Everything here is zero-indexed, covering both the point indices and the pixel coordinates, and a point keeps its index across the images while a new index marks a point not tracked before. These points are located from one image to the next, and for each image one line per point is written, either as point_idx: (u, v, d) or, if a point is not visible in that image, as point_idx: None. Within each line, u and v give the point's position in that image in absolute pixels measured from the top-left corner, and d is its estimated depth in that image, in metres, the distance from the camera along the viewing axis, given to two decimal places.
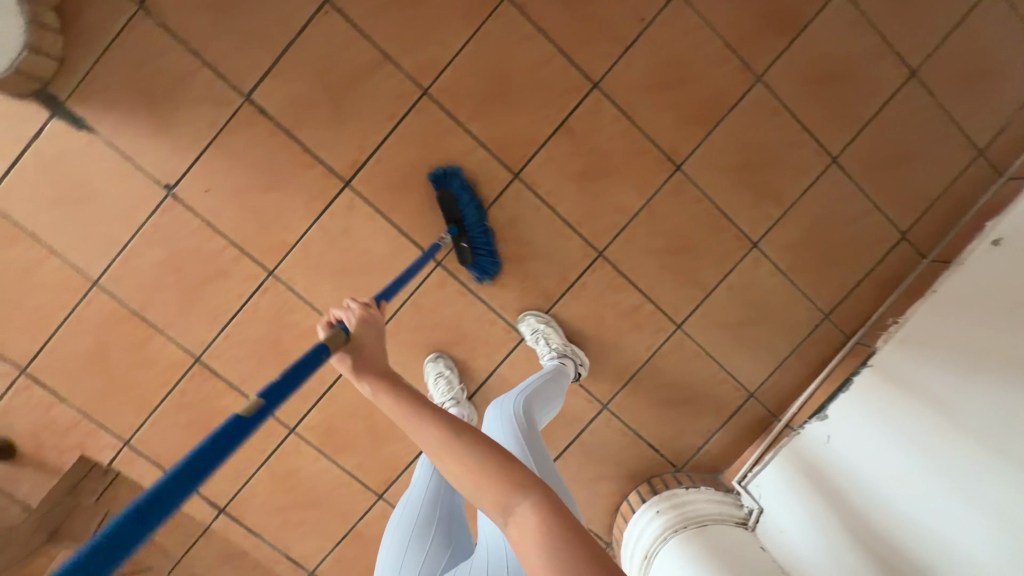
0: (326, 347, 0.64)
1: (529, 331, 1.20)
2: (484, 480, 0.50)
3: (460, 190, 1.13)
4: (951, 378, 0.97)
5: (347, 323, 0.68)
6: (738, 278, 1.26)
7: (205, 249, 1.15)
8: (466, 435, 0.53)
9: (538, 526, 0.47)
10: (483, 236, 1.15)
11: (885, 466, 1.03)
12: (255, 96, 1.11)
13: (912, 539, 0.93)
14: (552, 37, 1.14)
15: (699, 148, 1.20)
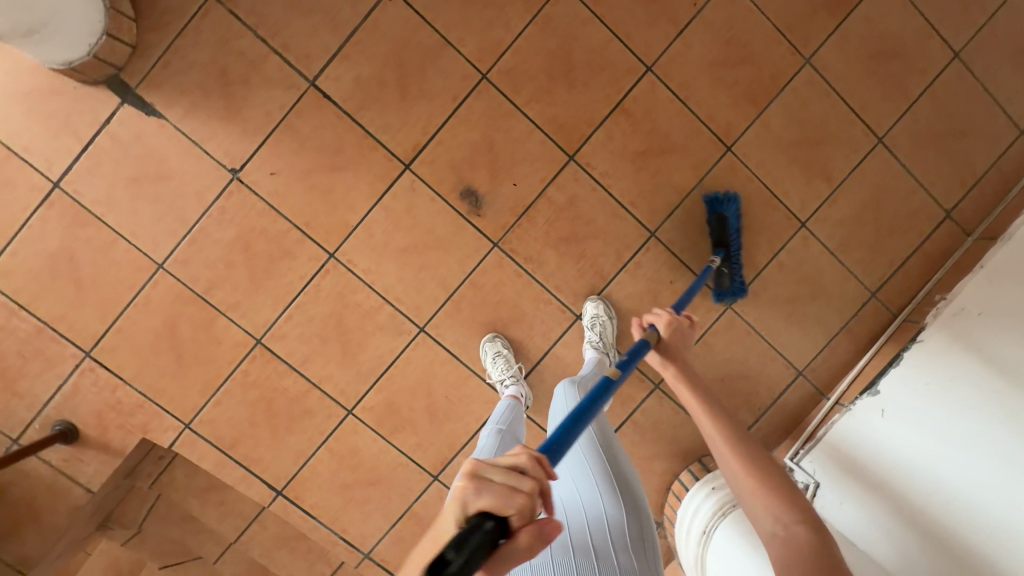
0: (648, 344, 0.90)
1: (588, 316, 1.23)
2: (765, 492, 0.64)
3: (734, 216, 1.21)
4: (1015, 355, 1.02)
5: (658, 326, 0.92)
6: (789, 256, 1.29)
7: (271, 231, 1.19)
8: (762, 458, 0.69)
9: (813, 543, 0.57)
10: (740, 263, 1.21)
11: (933, 439, 1.09)
12: (322, 81, 1.15)
13: (960, 509, 1.02)
14: (608, 21, 1.18)
15: (750, 129, 1.24)
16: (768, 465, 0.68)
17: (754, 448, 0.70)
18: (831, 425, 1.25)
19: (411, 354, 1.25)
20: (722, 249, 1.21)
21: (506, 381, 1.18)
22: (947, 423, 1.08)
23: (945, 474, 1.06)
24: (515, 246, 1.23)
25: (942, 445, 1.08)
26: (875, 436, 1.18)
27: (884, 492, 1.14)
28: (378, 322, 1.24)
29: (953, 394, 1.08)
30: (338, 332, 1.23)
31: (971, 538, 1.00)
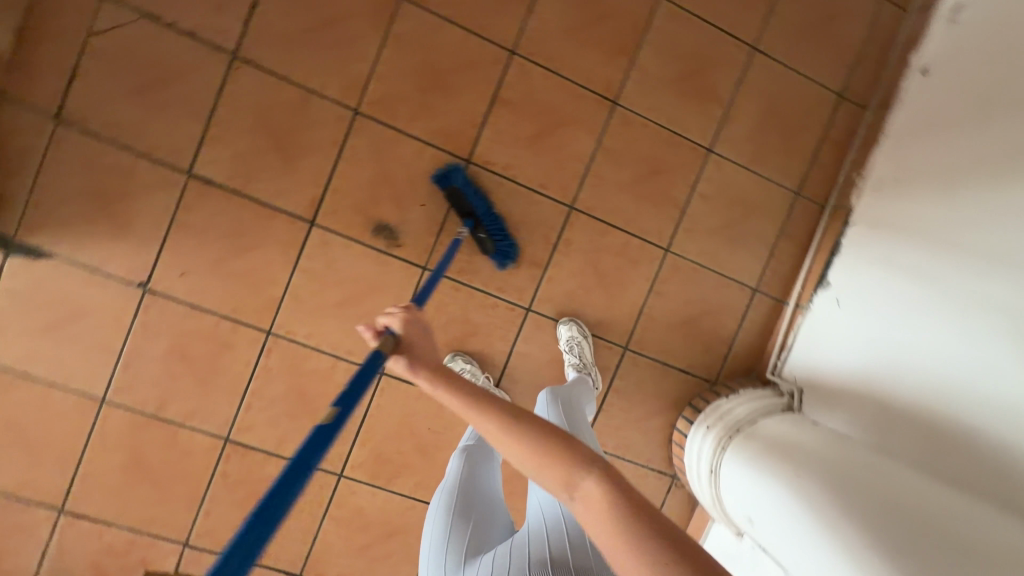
0: (381, 353, 0.71)
1: (565, 335, 1.25)
2: (547, 462, 0.56)
3: (464, 185, 1.16)
4: (937, 202, 1.07)
5: (395, 329, 0.72)
6: (708, 185, 1.30)
7: (202, 329, 1.17)
8: (537, 429, 0.59)
9: (606, 498, 0.52)
10: (497, 224, 1.19)
11: (880, 303, 1.14)
12: (198, 169, 1.13)
13: (905, 364, 1.07)
14: (458, 20, 1.17)
15: (630, 78, 1.24)
16: (541, 429, 0.59)
17: (527, 419, 0.59)
18: (798, 329, 1.31)
19: (381, 399, 1.24)
20: (470, 219, 1.18)
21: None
22: (889, 286, 1.13)
23: (906, 352, 1.07)
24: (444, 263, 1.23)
25: (894, 324, 1.10)
26: (836, 317, 1.23)
27: (868, 387, 1.14)
28: (338, 380, 1.22)
29: (892, 271, 1.13)
30: (302, 403, 1.21)
31: (914, 389, 1.05)
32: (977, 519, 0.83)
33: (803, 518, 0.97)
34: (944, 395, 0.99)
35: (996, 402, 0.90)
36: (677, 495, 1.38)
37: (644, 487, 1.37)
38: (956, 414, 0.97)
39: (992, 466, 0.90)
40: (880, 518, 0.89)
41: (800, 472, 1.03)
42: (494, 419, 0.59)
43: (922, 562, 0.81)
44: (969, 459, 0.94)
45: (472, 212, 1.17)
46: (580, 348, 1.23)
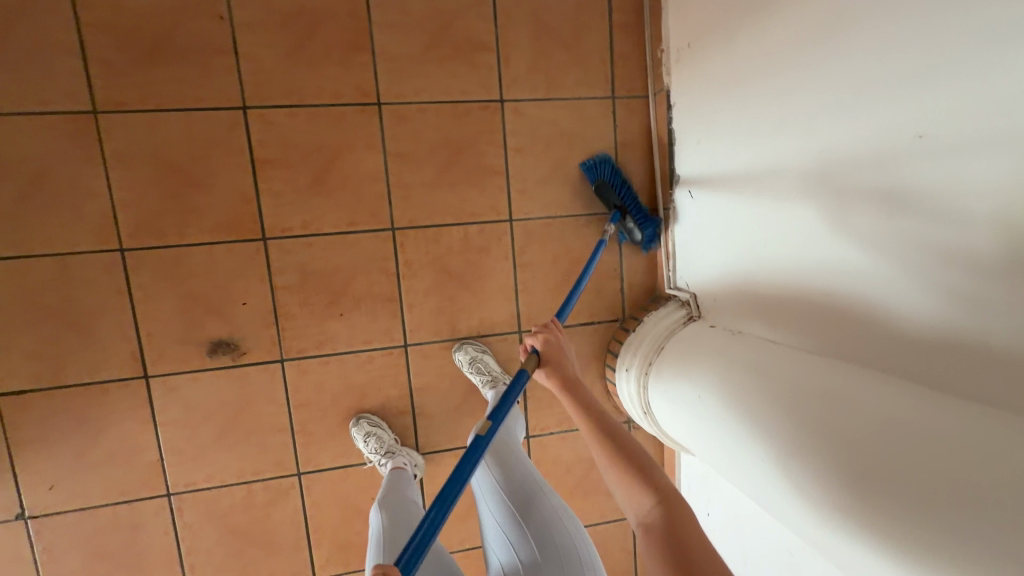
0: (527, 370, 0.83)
1: (466, 357, 1.18)
2: (637, 488, 0.67)
3: (612, 175, 1.19)
4: (732, 55, 0.97)
5: (538, 346, 0.84)
6: (519, 135, 1.19)
7: (103, 524, 1.12)
8: (632, 461, 0.69)
9: (666, 526, 0.62)
10: (642, 212, 1.21)
11: (723, 181, 1.04)
12: (3, 384, 1.05)
13: (752, 240, 0.97)
14: (169, 105, 1.04)
15: (380, 70, 1.11)
16: (631, 454, 0.69)
17: (626, 448, 0.70)
18: (673, 232, 1.23)
19: (312, 497, 1.20)
20: (618, 214, 1.20)
21: (381, 459, 1.09)
22: (723, 160, 1.03)
23: (758, 230, 0.95)
24: (298, 345, 1.15)
25: (744, 203, 0.99)
26: (697, 209, 1.14)
27: (742, 275, 1.02)
28: (261, 502, 1.18)
29: (723, 142, 1.02)
30: (241, 537, 1.18)
31: (764, 265, 0.95)
32: (846, 385, 0.72)
33: (721, 441, 0.90)
34: (796, 261, 0.87)
35: (837, 249, 0.78)
36: (640, 435, 1.35)
37: None
38: (809, 276, 0.84)
39: (852, 322, 0.77)
40: (764, 419, 0.80)
41: (698, 388, 0.97)
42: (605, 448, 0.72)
43: (786, 442, 0.75)
44: (831, 321, 0.81)
45: (619, 204, 1.19)
46: (483, 363, 1.17)
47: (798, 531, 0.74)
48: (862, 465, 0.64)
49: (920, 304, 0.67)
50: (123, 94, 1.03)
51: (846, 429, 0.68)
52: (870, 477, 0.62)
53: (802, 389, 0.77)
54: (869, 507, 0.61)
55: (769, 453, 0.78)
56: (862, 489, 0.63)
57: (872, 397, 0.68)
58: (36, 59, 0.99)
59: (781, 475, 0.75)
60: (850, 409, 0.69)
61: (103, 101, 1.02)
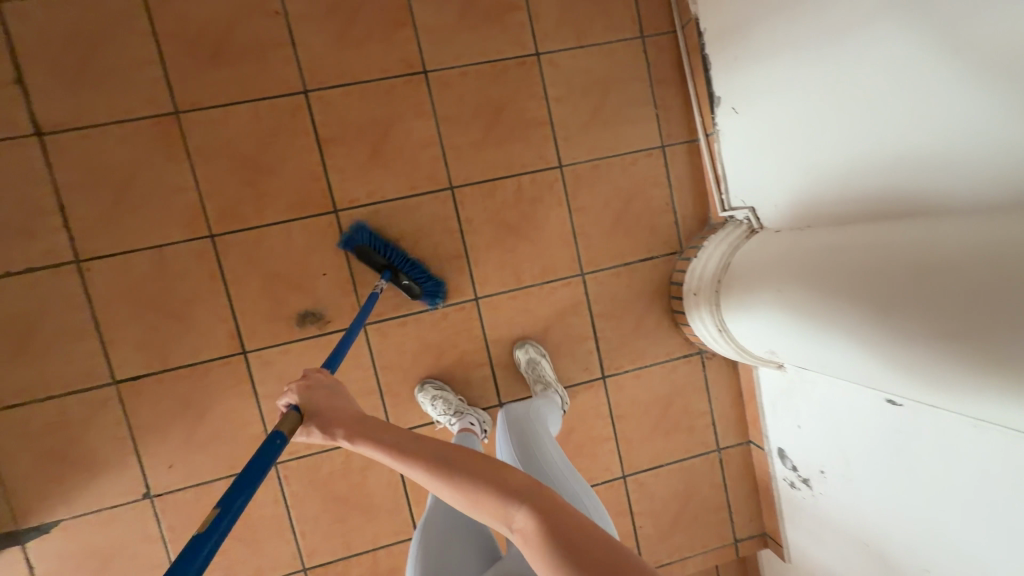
0: (282, 433, 0.67)
1: (525, 357, 1.23)
2: (485, 499, 0.56)
3: (371, 241, 1.15)
4: None
5: (294, 402, 0.73)
6: (556, 85, 1.25)
7: (218, 498, 1.18)
8: (468, 469, 0.58)
9: (537, 523, 0.52)
10: (415, 267, 1.17)
11: (786, 76, 1.01)
12: (119, 372, 1.13)
13: (832, 124, 0.94)
14: (239, 98, 1.14)
15: (422, 42, 1.19)
16: (469, 468, 0.58)
17: (454, 466, 0.59)
18: (720, 154, 1.26)
19: None
20: (386, 271, 1.15)
21: (450, 418, 1.14)
22: (784, 53, 1.00)
23: (813, 123, 0.98)
24: (377, 309, 1.21)
25: (789, 105, 1.03)
26: (750, 118, 1.14)
27: (802, 174, 1.05)
28: (359, 464, 1.23)
29: (781, 35, 1.00)
30: (342, 501, 1.22)
31: (850, 145, 0.92)
32: (928, 230, 0.75)
33: (805, 325, 0.92)
34: (856, 138, 0.90)
35: (898, 111, 0.81)
36: (713, 365, 1.36)
37: (680, 378, 1.35)
38: (912, 137, 0.80)
39: (922, 175, 0.80)
40: (850, 287, 0.82)
41: (788, 287, 0.95)
42: (428, 472, 0.59)
43: (916, 303, 0.72)
44: (941, 175, 0.77)
45: (386, 263, 1.15)
46: (540, 365, 1.21)
47: (903, 381, 0.77)
48: (961, 288, 0.66)
49: (988, 129, 0.70)
50: (198, 94, 1.12)
51: (938, 264, 0.70)
52: (970, 294, 0.65)
53: (880, 249, 0.80)
54: (979, 331, 0.64)
55: (859, 315, 0.80)
56: (967, 309, 0.65)
57: (957, 230, 0.71)
58: (121, 72, 1.10)
59: (877, 330, 0.77)
60: (940, 246, 0.71)
61: (182, 102, 1.12)
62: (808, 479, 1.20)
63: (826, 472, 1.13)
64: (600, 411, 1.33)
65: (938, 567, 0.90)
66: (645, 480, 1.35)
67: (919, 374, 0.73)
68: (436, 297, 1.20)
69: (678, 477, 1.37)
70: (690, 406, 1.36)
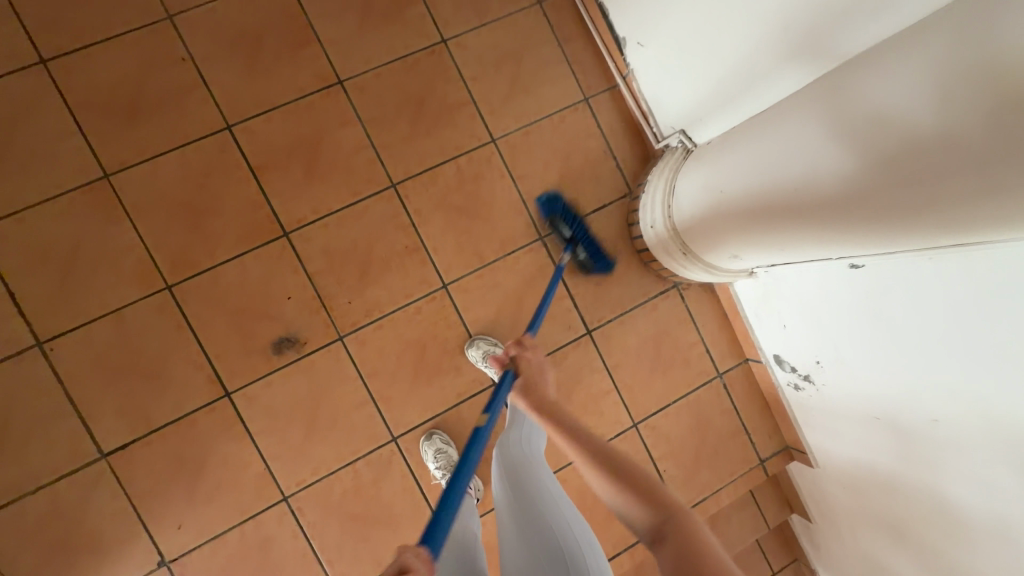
0: (511, 372, 0.96)
1: (432, 450, 1.18)
2: (635, 501, 0.64)
3: (564, 211, 1.27)
4: None
5: (514, 356, 0.98)
6: (470, 65, 1.28)
7: (236, 547, 1.15)
8: (626, 473, 0.66)
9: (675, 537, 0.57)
10: (593, 244, 1.28)
11: (695, 34, 1.08)
12: (106, 444, 1.11)
13: (747, 67, 1.00)
14: (165, 148, 1.15)
15: (330, 55, 1.22)
16: (626, 469, 0.67)
17: (611, 454, 0.70)
18: (641, 90, 1.30)
19: (413, 457, 1.22)
20: (570, 242, 1.26)
21: (448, 477, 1.14)
22: (688, 12, 1.07)
23: (729, 68, 1.04)
24: (349, 320, 1.21)
25: (704, 57, 1.09)
26: (667, 79, 1.21)
27: (724, 116, 1.10)
28: (369, 479, 1.20)
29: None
30: (362, 519, 1.19)
31: (765, 83, 0.98)
32: (870, 74, 0.71)
33: (781, 209, 0.88)
34: (791, 37, 0.89)
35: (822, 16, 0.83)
36: (692, 295, 1.37)
37: (663, 315, 1.36)
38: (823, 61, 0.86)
39: None
40: (824, 156, 0.79)
41: (737, 193, 0.97)
42: (593, 463, 0.70)
43: (859, 176, 0.74)
44: None
45: (571, 236, 1.26)
46: (449, 455, 1.18)
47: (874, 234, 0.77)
48: (930, 126, 0.63)
49: None
50: (123, 153, 1.14)
51: (859, 135, 0.73)
52: (902, 138, 0.67)
53: (803, 136, 0.82)
54: (926, 182, 0.66)
55: (840, 177, 0.76)
56: (942, 145, 0.62)
57: (861, 89, 0.72)
58: (43, 149, 1.11)
59: (857, 189, 0.74)
60: (895, 87, 0.67)
61: (109, 165, 1.13)
62: (809, 376, 1.20)
63: (821, 361, 1.14)
64: (595, 366, 1.32)
65: (945, 412, 0.90)
66: (657, 424, 1.34)
67: (910, 220, 0.71)
68: (605, 273, 1.33)
69: (689, 412, 1.36)
70: (681, 340, 1.36)
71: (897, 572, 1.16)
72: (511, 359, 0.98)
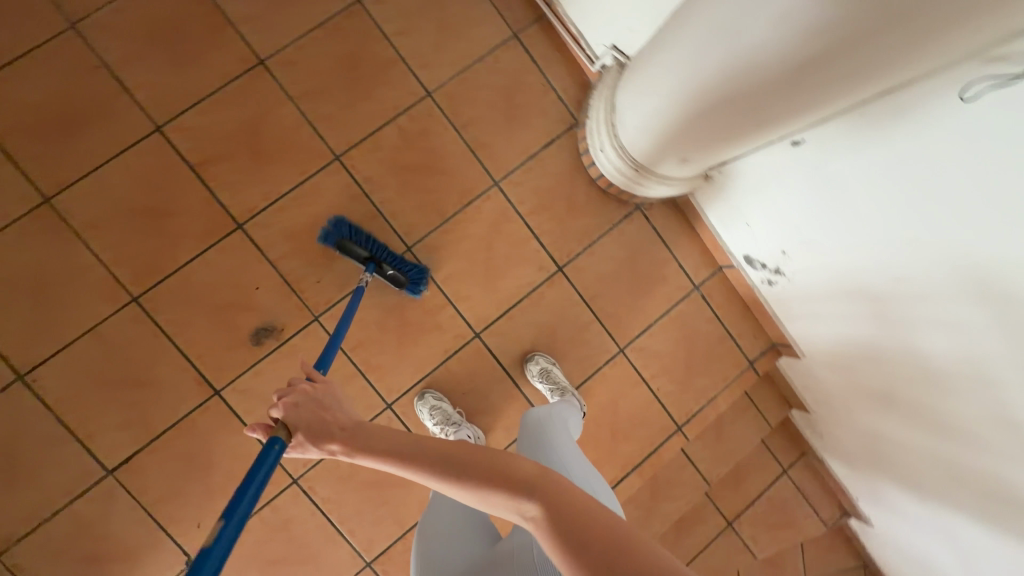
0: (276, 440, 0.66)
1: (428, 409, 1.20)
2: (500, 493, 0.54)
3: (353, 234, 1.16)
4: None
5: (282, 417, 0.67)
6: (391, 21, 1.25)
7: (258, 533, 1.18)
8: (477, 463, 0.57)
9: (550, 516, 0.50)
10: (397, 258, 1.17)
11: None
12: (111, 461, 1.13)
13: None
14: (101, 161, 1.13)
15: (248, 35, 1.19)
16: (474, 459, 0.57)
17: (455, 459, 0.58)
18: (567, 15, 1.29)
19: (411, 419, 1.24)
20: (371, 261, 1.15)
21: (445, 430, 1.16)
22: None
23: None
24: (322, 298, 1.21)
25: None
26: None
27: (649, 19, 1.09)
28: None
29: None
30: (374, 485, 1.23)
31: None
32: None
33: (725, 89, 0.88)
34: None
35: None
36: (656, 214, 1.38)
37: (633, 238, 1.36)
38: None
39: None
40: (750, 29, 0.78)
41: (674, 91, 0.96)
42: (437, 469, 0.58)
43: (793, 36, 0.74)
44: None
45: (369, 255, 1.14)
46: (445, 411, 1.19)
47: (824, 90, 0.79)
48: None
49: None
50: (59, 173, 1.12)
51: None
52: None
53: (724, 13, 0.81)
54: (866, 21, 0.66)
55: (769, 36, 0.76)
56: None
57: None
58: None
59: (790, 42, 0.74)
60: None
61: (48, 188, 1.11)
62: (779, 268, 1.23)
63: (789, 249, 1.16)
64: (574, 299, 1.33)
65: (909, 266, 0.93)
66: (644, 344, 1.37)
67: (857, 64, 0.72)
68: (416, 289, 1.21)
69: (674, 327, 1.38)
70: (654, 259, 1.37)
71: (893, 434, 1.21)
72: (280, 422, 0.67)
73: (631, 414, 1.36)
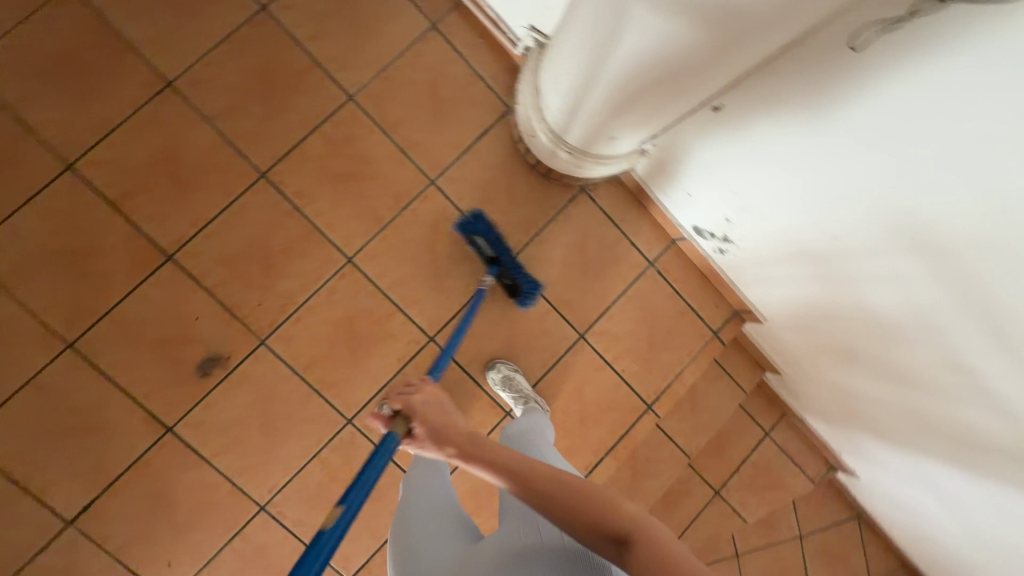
0: (394, 436, 0.80)
1: None
2: (598, 521, 0.58)
3: (490, 233, 1.22)
4: None
5: (402, 413, 0.81)
6: (301, 26, 1.20)
7: (232, 563, 1.17)
8: (585, 491, 0.60)
9: (650, 553, 0.53)
10: (518, 269, 1.23)
11: None
12: (69, 512, 1.10)
13: None
14: (13, 208, 1.09)
15: (150, 58, 1.14)
16: (582, 487, 0.61)
17: (563, 483, 0.62)
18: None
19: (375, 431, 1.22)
20: (494, 265, 1.23)
21: None
22: None
23: None
24: (266, 321, 1.18)
25: None
26: None
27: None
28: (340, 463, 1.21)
29: None
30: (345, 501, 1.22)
31: None
32: None
33: (637, 59, 0.83)
34: None
35: None
36: (602, 193, 1.35)
37: (581, 221, 1.33)
38: None
39: None
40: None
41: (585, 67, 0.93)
42: (545, 488, 0.62)
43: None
44: None
45: (494, 256, 1.23)
46: None
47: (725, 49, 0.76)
48: None
49: None
50: None
51: None
52: None
53: None
54: None
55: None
56: None
57: None
58: None
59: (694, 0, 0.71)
60: None
61: None
62: (726, 236, 1.21)
63: (731, 216, 1.14)
64: None
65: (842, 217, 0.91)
66: (604, 327, 1.35)
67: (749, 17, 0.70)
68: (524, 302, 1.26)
69: (633, 306, 1.36)
70: (605, 239, 1.34)
71: (859, 389, 1.20)
72: (398, 415, 0.82)
73: (599, 398, 1.34)
